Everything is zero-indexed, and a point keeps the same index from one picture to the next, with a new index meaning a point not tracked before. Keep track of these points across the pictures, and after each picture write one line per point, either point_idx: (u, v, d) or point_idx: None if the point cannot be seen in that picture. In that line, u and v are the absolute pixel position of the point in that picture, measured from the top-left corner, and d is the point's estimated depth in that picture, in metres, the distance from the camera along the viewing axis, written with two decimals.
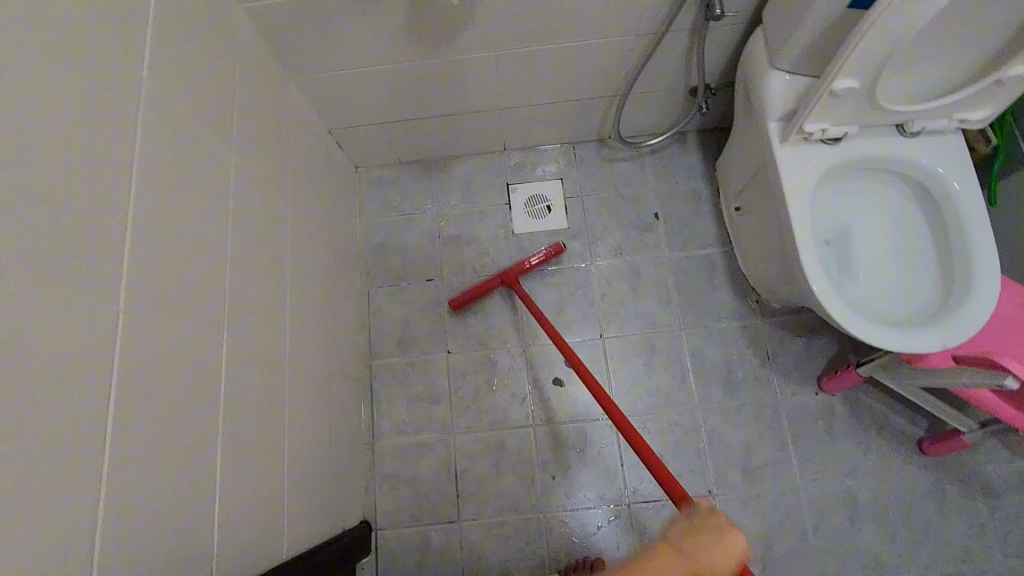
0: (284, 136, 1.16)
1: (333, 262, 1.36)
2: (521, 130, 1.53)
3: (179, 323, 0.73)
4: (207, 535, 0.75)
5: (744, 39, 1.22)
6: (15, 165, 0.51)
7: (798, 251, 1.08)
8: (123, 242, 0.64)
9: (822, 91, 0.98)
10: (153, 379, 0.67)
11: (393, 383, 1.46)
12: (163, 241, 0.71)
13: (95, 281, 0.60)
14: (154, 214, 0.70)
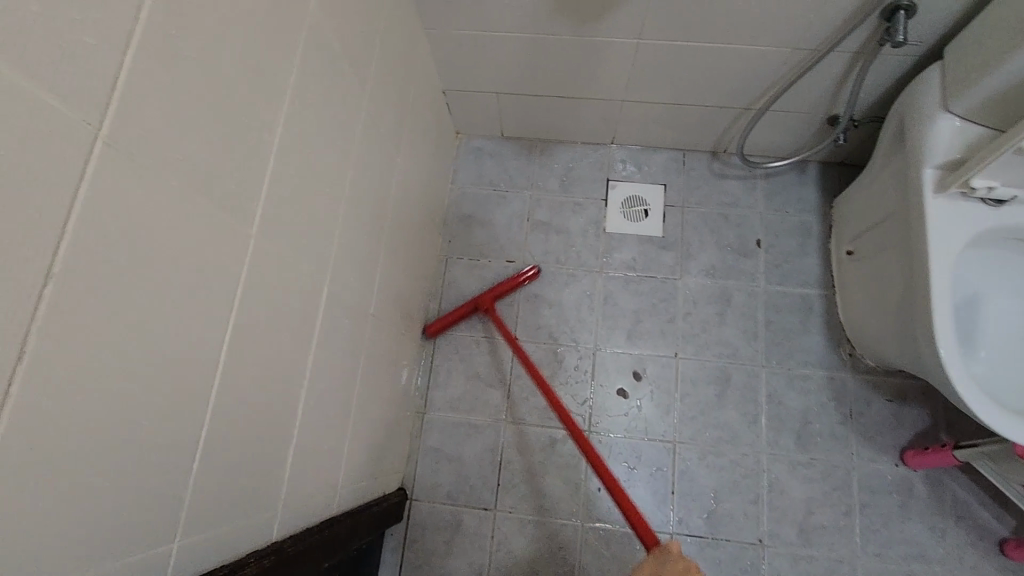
0: (409, 89, 1.14)
1: (423, 225, 1.34)
2: (635, 127, 1.47)
3: (287, 255, 0.70)
4: (271, 473, 0.73)
5: (911, 74, 1.12)
6: (187, 62, 0.49)
7: (933, 315, 0.98)
8: (259, 162, 0.62)
9: (1008, 145, 0.88)
10: (255, 307, 0.65)
11: (454, 357, 1.43)
12: (290, 168, 0.69)
13: (229, 196, 0.57)
14: (289, 140, 0.67)
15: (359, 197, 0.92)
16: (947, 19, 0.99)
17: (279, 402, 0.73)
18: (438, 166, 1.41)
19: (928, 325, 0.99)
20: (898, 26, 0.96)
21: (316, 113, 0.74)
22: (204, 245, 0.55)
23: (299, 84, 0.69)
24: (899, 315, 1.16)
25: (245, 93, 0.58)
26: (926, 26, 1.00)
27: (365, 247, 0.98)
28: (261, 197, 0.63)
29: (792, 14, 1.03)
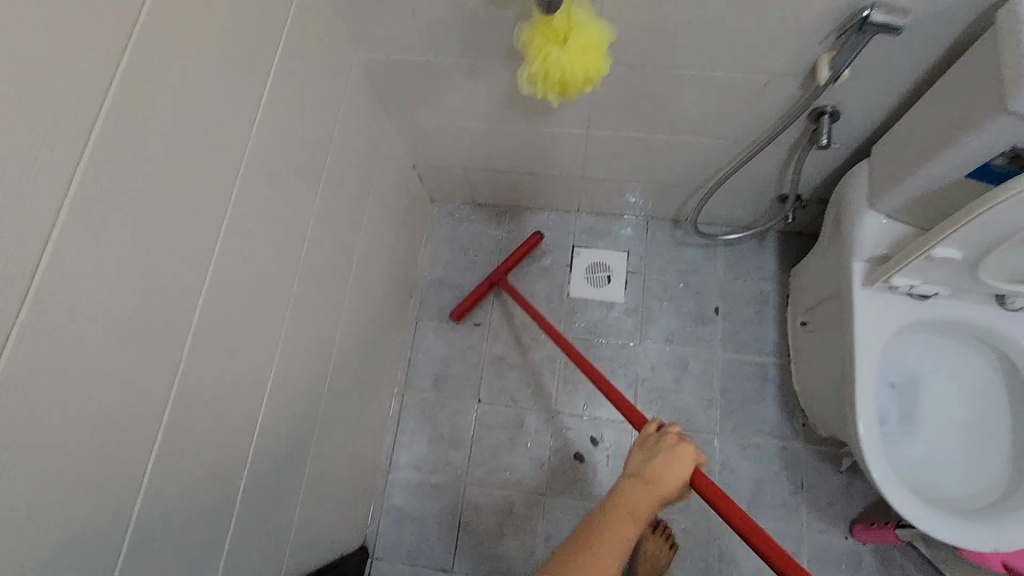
0: (371, 175, 1.21)
1: (389, 293, 1.40)
2: (598, 197, 1.53)
3: (223, 364, 0.78)
4: (205, 562, 0.79)
5: (847, 163, 1.16)
6: (109, 234, 0.57)
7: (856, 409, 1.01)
8: (188, 292, 0.69)
9: (919, 251, 0.92)
10: (186, 418, 0.72)
11: (419, 417, 1.48)
12: (225, 287, 0.76)
13: (156, 331, 0.65)
14: (223, 264, 0.75)
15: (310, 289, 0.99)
16: (871, 122, 1.04)
17: (212, 495, 0.79)
18: (408, 235, 1.49)
19: (854, 417, 1.03)
20: (822, 129, 1.02)
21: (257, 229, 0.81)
22: (127, 378, 0.62)
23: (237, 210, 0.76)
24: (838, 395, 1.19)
25: (172, 236, 0.66)
26: (852, 126, 1.06)
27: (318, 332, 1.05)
28: (191, 320, 0.71)
29: (725, 115, 1.09)
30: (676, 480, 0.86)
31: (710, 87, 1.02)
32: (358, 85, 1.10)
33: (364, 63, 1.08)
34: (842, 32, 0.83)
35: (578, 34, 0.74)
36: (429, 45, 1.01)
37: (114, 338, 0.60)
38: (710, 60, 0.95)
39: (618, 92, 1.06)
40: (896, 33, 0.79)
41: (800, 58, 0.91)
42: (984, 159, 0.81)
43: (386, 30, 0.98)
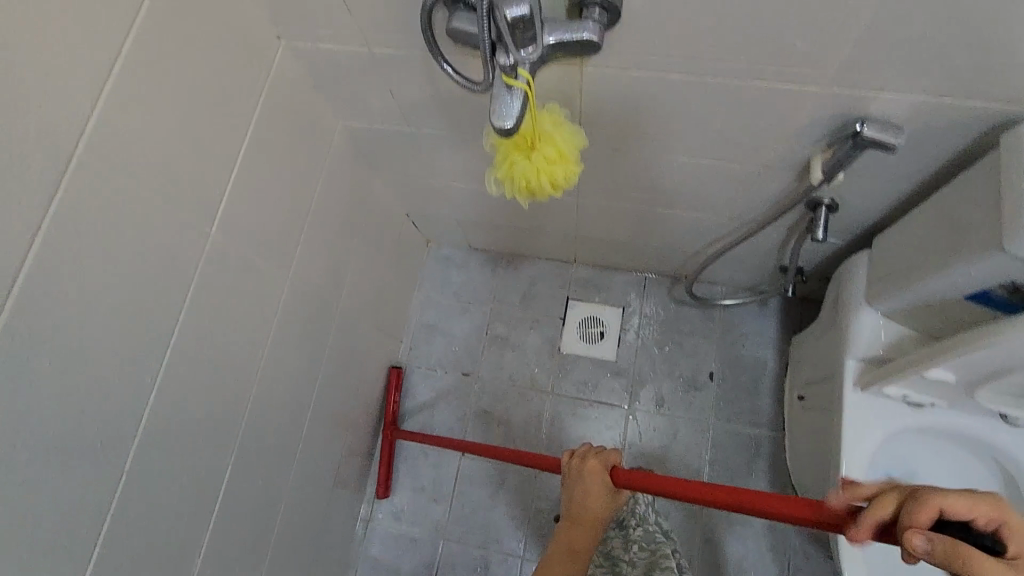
0: (356, 234, 1.20)
1: (376, 344, 1.40)
2: (594, 252, 1.49)
3: (172, 451, 0.79)
4: None
5: (849, 246, 1.10)
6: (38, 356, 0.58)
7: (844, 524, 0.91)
8: (132, 391, 0.71)
9: (912, 368, 0.87)
10: (129, 511, 0.73)
11: (402, 466, 1.48)
12: (178, 380, 0.77)
13: (96, 435, 0.67)
14: (176, 356, 0.76)
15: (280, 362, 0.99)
16: (873, 214, 0.98)
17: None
18: (399, 283, 1.48)
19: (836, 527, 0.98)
20: (818, 222, 0.96)
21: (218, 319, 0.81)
22: (60, 488, 0.63)
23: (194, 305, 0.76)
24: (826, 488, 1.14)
25: (115, 341, 0.67)
26: (852, 216, 1.00)
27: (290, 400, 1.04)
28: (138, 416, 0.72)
29: (717, 196, 1.04)
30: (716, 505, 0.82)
31: (700, 171, 0.97)
32: (342, 150, 1.09)
33: (348, 128, 1.06)
34: (835, 139, 0.78)
35: (542, 144, 0.72)
36: (410, 119, 0.99)
37: (36, 459, 0.60)
38: (697, 150, 0.91)
39: (605, 168, 1.03)
40: (887, 148, 0.73)
41: (791, 155, 0.86)
42: (982, 286, 0.76)
43: (367, 104, 0.97)
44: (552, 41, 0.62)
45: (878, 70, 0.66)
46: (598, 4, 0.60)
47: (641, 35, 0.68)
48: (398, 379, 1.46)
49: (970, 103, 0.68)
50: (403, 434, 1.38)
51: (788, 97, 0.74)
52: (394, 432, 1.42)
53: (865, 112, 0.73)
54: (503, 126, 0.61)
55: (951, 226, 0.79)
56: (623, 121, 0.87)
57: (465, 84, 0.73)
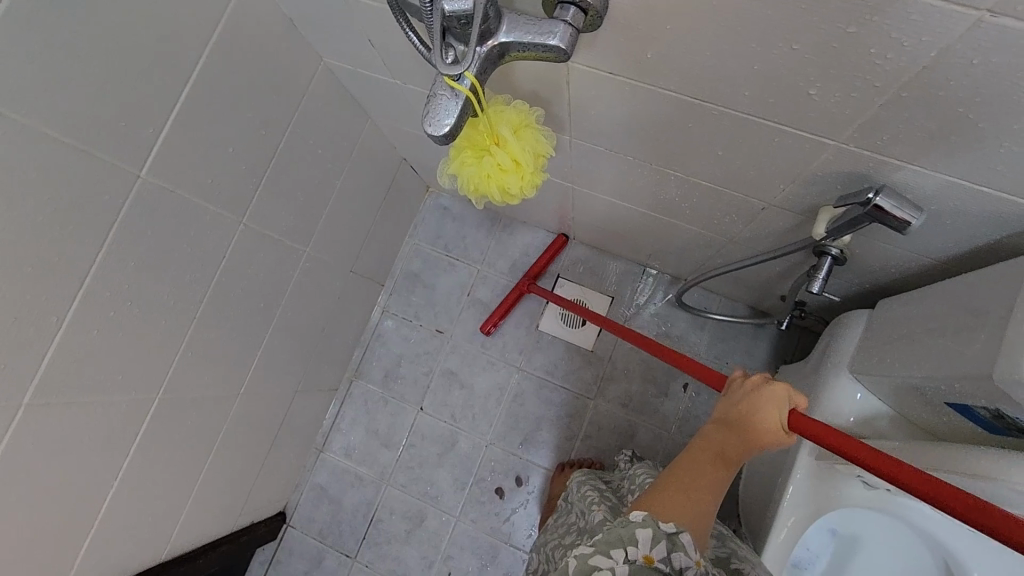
0: (339, 180, 1.14)
1: (351, 287, 1.37)
2: (594, 236, 1.39)
3: (104, 387, 0.78)
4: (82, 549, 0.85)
5: (855, 298, 0.99)
6: None
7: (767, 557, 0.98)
8: (57, 329, 0.69)
9: None
10: (56, 439, 0.74)
11: (362, 408, 1.50)
12: (112, 322, 0.76)
13: (13, 370, 0.66)
14: (111, 298, 0.74)
15: (230, 307, 0.97)
16: (885, 275, 0.86)
17: (88, 502, 0.82)
18: (385, 228, 1.42)
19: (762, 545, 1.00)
20: (819, 273, 0.83)
21: (148, 263, 0.78)
22: None
23: (118, 247, 0.73)
24: (756, 531, 1.10)
25: (34, 279, 0.65)
26: (861, 270, 0.88)
27: (243, 341, 1.04)
28: (65, 355, 0.71)
29: (719, 218, 0.93)
30: (765, 426, 0.67)
31: (701, 191, 0.86)
32: (329, 91, 1.00)
33: (331, 67, 0.97)
34: (845, 202, 0.65)
35: (498, 148, 0.63)
36: (396, 72, 0.88)
37: None
38: (697, 171, 0.79)
39: (603, 165, 0.92)
40: (902, 227, 0.62)
41: (799, 201, 0.75)
42: (967, 401, 0.68)
43: (348, 49, 0.87)
44: (509, 40, 0.52)
45: (906, 141, 0.54)
46: (575, 3, 0.50)
47: (634, 43, 0.57)
48: (558, 247, 1.45)
49: (1008, 197, 0.56)
50: (539, 291, 1.38)
51: (798, 145, 0.62)
52: (530, 286, 1.42)
53: (884, 179, 0.61)
54: (438, 134, 0.54)
55: (961, 319, 0.68)
56: (618, 124, 0.75)
57: (423, 56, 0.56)
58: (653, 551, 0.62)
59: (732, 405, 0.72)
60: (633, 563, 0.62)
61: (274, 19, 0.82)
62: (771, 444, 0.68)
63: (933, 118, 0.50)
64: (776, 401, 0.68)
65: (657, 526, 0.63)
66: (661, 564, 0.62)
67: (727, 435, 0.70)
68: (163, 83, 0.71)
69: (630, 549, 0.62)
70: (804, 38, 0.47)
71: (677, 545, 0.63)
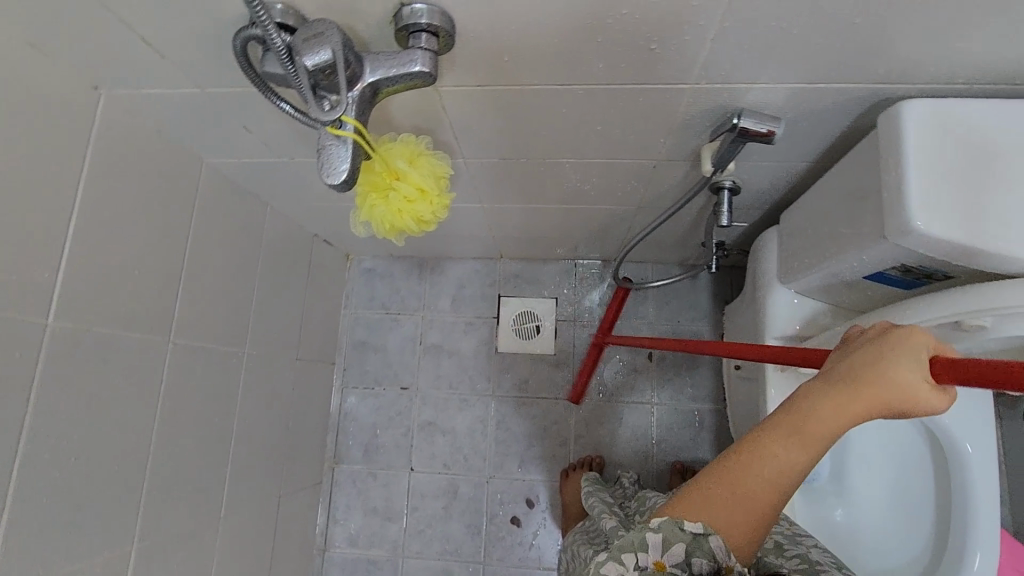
0: (257, 271, 1.12)
1: (301, 374, 1.33)
2: (518, 247, 1.43)
3: (70, 553, 0.73)
4: None
5: (761, 221, 1.07)
6: None
7: None
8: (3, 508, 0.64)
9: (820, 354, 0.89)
10: None
11: (353, 491, 1.44)
12: (62, 481, 0.71)
13: None
14: (53, 457, 0.70)
15: (184, 430, 0.92)
16: (776, 191, 0.95)
17: None
18: (318, 307, 1.40)
19: None
20: (722, 207, 0.90)
21: (84, 410, 0.74)
22: None
23: (48, 403, 0.69)
24: None
25: None
26: (755, 194, 0.96)
27: (207, 462, 0.98)
28: (19, 532, 0.66)
29: (622, 188, 0.99)
30: (891, 392, 0.44)
31: (596, 168, 0.91)
32: (219, 188, 0.99)
33: (215, 165, 0.97)
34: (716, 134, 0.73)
35: (401, 182, 0.65)
36: (280, 150, 0.90)
37: None
38: (586, 152, 0.86)
39: (504, 176, 0.97)
40: (768, 140, 0.70)
41: (680, 149, 0.82)
42: (879, 269, 0.75)
43: (227, 143, 0.88)
44: (375, 79, 0.54)
45: (743, 65, 0.61)
46: (425, 29, 0.55)
47: (489, 53, 0.61)
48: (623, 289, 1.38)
49: (840, 86, 0.64)
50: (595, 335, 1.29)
51: (660, 97, 0.69)
52: (608, 338, 1.24)
53: (740, 104, 0.69)
54: (338, 182, 0.55)
55: (843, 202, 0.76)
56: (503, 132, 0.80)
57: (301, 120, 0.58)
58: (663, 556, 0.51)
59: (841, 356, 0.48)
60: (645, 571, 0.52)
61: (145, 135, 0.82)
62: (897, 411, 0.45)
63: (756, 37, 0.57)
64: (914, 354, 0.43)
65: (682, 531, 0.50)
66: (677, 569, 0.51)
67: (830, 397, 0.46)
68: (49, 225, 0.69)
69: (640, 554, 0.52)
70: (632, 4, 0.53)
71: (701, 548, 0.50)
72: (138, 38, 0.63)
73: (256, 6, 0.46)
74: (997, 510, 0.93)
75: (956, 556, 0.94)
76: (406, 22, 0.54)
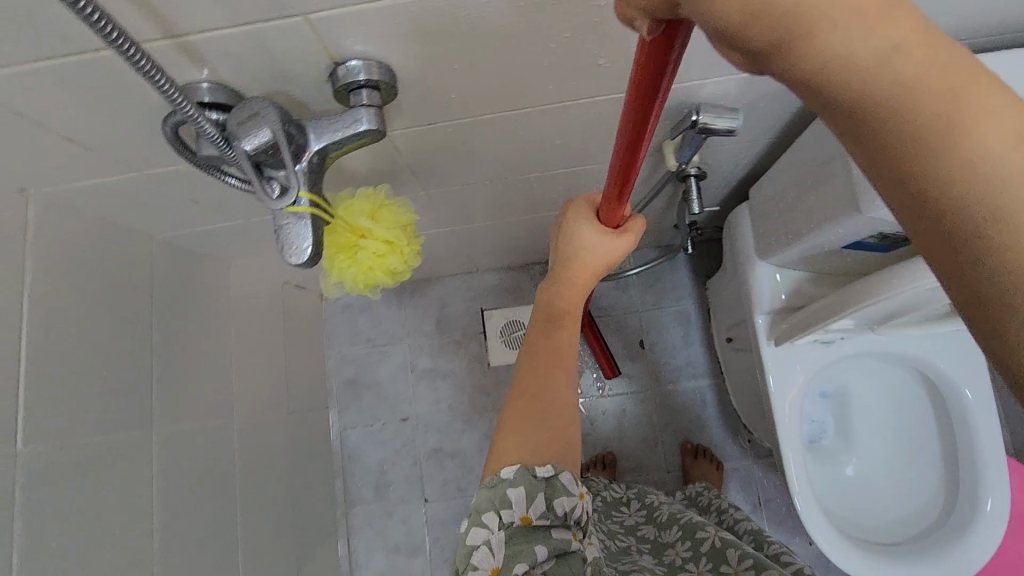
0: (232, 336, 1.08)
1: (296, 428, 1.30)
2: (494, 258, 1.41)
3: None
4: None
5: (731, 197, 1.07)
6: None
7: (783, 445, 0.99)
8: None
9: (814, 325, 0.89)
10: None
11: (371, 533, 1.42)
12: None
13: None
14: None
15: (185, 520, 0.89)
16: (742, 169, 0.94)
17: None
18: (300, 355, 1.36)
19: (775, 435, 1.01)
20: (692, 195, 0.89)
21: (75, 531, 0.70)
22: None
23: (32, 535, 0.65)
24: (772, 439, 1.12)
25: None
26: (721, 174, 0.95)
27: (216, 544, 0.95)
28: None
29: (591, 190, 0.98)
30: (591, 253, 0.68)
31: (560, 178, 0.90)
32: (175, 261, 0.94)
33: (168, 239, 0.92)
34: (678, 131, 0.71)
35: (366, 240, 0.63)
36: (232, 215, 0.86)
37: None
38: (547, 165, 0.84)
39: (469, 199, 0.95)
40: (730, 131, 0.69)
41: (642, 147, 0.80)
42: (858, 238, 0.75)
43: (177, 218, 0.84)
44: (322, 146, 0.52)
45: (694, 63, 0.60)
46: (365, 85, 0.53)
47: (434, 94, 0.59)
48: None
49: None
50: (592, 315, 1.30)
51: (615, 105, 0.67)
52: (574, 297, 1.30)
53: (696, 99, 0.68)
54: (303, 260, 0.53)
55: (813, 177, 0.76)
56: (462, 161, 0.77)
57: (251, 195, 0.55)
58: (529, 511, 0.56)
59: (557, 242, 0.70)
60: (510, 525, 0.56)
61: (86, 226, 0.77)
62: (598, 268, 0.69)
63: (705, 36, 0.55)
64: (581, 218, 0.68)
65: (538, 483, 0.58)
66: (540, 518, 0.57)
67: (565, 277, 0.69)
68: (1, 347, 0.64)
69: (503, 512, 0.56)
70: (573, 25, 0.51)
71: (557, 490, 0.58)
72: (61, 137, 0.58)
73: (179, 99, 0.43)
74: (997, 450, 0.96)
75: (967, 501, 0.97)
76: (344, 82, 0.52)
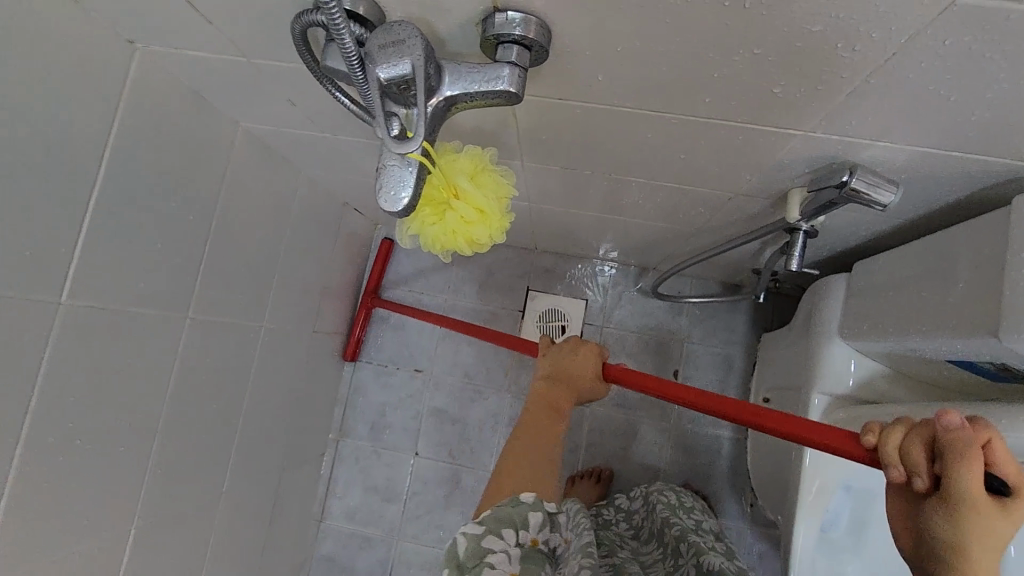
0: (284, 242, 1.06)
1: (316, 348, 1.29)
2: (556, 243, 1.36)
3: (70, 534, 0.70)
4: None
5: (828, 262, 0.99)
6: None
7: None
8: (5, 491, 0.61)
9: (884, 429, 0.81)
10: None
11: (355, 467, 1.43)
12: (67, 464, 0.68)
13: None
14: (59, 439, 0.66)
15: (194, 410, 0.88)
16: (857, 239, 0.86)
17: None
18: (340, 278, 1.34)
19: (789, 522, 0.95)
20: (795, 250, 0.80)
21: (94, 392, 0.69)
22: None
23: (52, 387, 0.64)
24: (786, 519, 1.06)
25: None
26: (832, 237, 0.87)
27: (215, 439, 0.95)
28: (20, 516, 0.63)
29: (688, 212, 0.91)
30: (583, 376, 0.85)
31: (663, 190, 0.83)
32: (252, 154, 0.92)
33: (252, 131, 0.89)
34: (819, 184, 0.64)
35: (459, 202, 0.58)
36: (323, 127, 0.82)
37: None
38: (657, 175, 0.77)
39: (561, 182, 0.89)
40: (879, 203, 0.61)
41: (766, 188, 0.73)
42: (969, 357, 0.67)
43: (269, 113, 0.80)
44: (454, 94, 0.48)
45: (876, 122, 0.52)
46: (517, 41, 0.46)
47: (581, 71, 0.53)
48: (387, 252, 1.42)
49: (981, 157, 0.55)
50: (380, 304, 1.36)
51: (764, 138, 0.60)
52: (374, 300, 1.41)
53: (854, 158, 0.60)
54: (397, 209, 0.49)
55: (945, 278, 0.68)
56: (574, 146, 0.72)
57: (361, 117, 0.52)
58: (538, 535, 0.67)
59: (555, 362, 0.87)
60: (523, 546, 0.66)
61: (176, 94, 0.74)
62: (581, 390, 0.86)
63: (905, 97, 0.48)
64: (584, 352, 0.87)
65: (543, 508, 0.69)
66: (543, 542, 0.68)
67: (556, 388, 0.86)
68: (70, 192, 0.63)
69: (521, 531, 0.66)
70: (768, 42, 0.44)
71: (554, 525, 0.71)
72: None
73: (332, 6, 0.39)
74: None
75: None
76: (497, 31, 0.45)
